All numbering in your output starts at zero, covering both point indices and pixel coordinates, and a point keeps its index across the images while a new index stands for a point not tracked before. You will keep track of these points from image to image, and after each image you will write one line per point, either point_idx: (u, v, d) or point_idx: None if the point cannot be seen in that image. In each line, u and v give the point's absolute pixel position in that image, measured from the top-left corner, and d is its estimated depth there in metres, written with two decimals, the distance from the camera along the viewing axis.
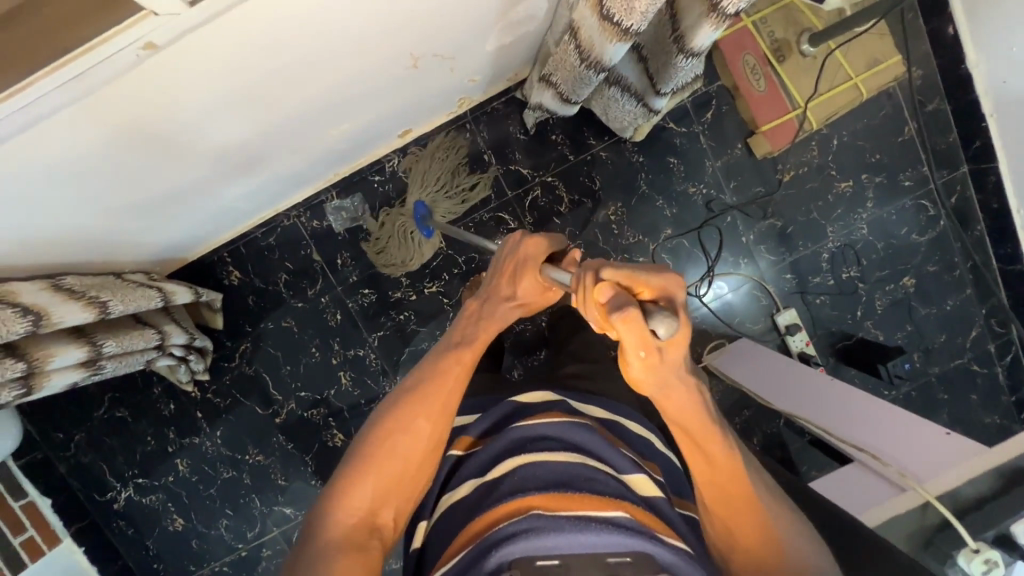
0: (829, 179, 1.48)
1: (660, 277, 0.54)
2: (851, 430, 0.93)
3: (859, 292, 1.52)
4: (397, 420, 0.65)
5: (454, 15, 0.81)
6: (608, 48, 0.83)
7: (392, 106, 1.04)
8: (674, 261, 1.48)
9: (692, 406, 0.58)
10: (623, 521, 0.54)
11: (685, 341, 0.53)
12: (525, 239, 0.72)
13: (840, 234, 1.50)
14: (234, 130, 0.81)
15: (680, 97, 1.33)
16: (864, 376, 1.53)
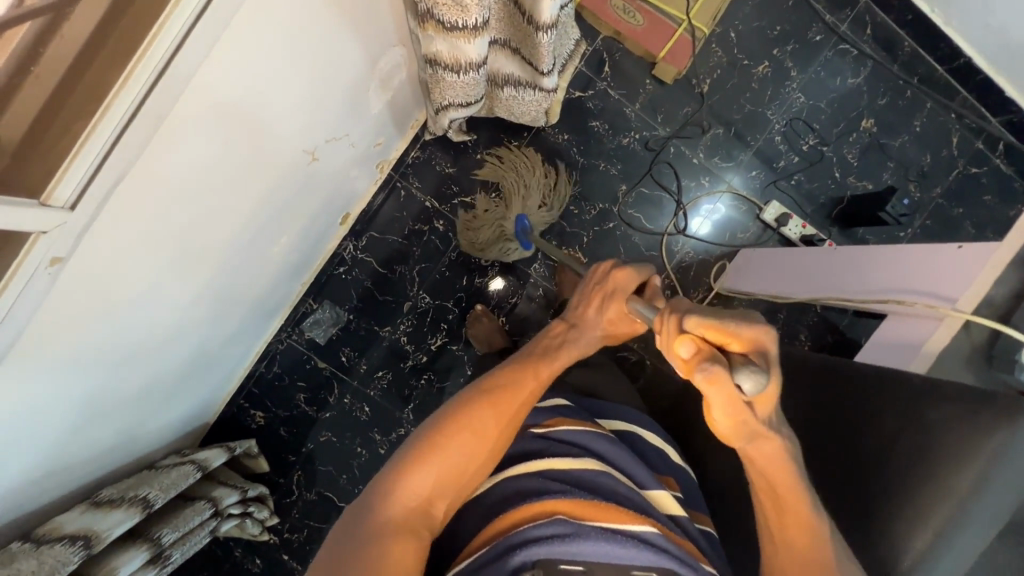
0: (746, 69, 1.47)
1: (753, 331, 0.57)
2: (869, 286, 0.89)
3: (827, 156, 1.50)
4: (475, 417, 0.68)
5: (320, 98, 0.83)
6: (471, 49, 0.82)
7: (317, 201, 1.07)
8: (644, 211, 1.48)
9: (779, 463, 0.63)
10: (653, 538, 0.59)
11: (772, 398, 0.57)
12: (615, 270, 0.79)
13: (782, 113, 1.49)
14: (183, 283, 0.82)
15: (571, 70, 1.37)
16: (873, 229, 1.49)
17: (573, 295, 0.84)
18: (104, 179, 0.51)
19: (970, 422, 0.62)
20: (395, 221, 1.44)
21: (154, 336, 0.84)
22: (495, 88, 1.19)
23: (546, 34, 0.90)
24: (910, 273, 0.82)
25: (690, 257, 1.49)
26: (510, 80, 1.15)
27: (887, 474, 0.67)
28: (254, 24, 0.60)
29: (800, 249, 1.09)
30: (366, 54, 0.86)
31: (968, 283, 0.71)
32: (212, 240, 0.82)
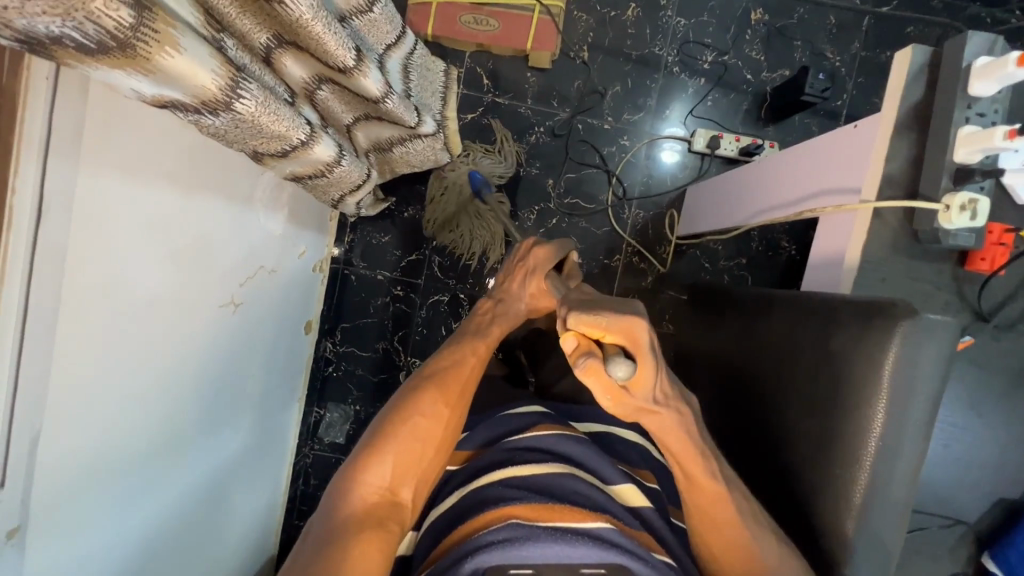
0: (616, 20, 1.44)
1: (624, 323, 0.54)
2: (788, 186, 0.84)
3: (731, 63, 1.46)
4: (420, 403, 0.73)
5: (214, 255, 0.85)
6: (317, 155, 0.82)
7: (266, 329, 1.10)
8: (580, 193, 1.47)
9: (681, 436, 0.64)
10: (603, 532, 0.62)
11: (649, 382, 0.56)
12: (535, 247, 0.84)
13: (669, 43, 1.45)
14: (171, 466, 0.85)
15: (455, 95, 1.35)
16: (806, 112, 1.45)
17: (500, 272, 0.91)
18: (18, 448, 0.55)
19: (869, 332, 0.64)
20: (359, 305, 1.47)
21: (166, 525, 0.88)
22: (383, 150, 1.20)
23: (387, 101, 0.90)
24: (820, 159, 0.78)
25: (642, 217, 1.47)
26: (391, 140, 1.16)
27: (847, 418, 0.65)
28: (102, 228, 0.61)
29: (720, 178, 1.05)
30: (234, 194, 0.88)
31: (865, 170, 0.69)
32: (178, 427, 0.85)
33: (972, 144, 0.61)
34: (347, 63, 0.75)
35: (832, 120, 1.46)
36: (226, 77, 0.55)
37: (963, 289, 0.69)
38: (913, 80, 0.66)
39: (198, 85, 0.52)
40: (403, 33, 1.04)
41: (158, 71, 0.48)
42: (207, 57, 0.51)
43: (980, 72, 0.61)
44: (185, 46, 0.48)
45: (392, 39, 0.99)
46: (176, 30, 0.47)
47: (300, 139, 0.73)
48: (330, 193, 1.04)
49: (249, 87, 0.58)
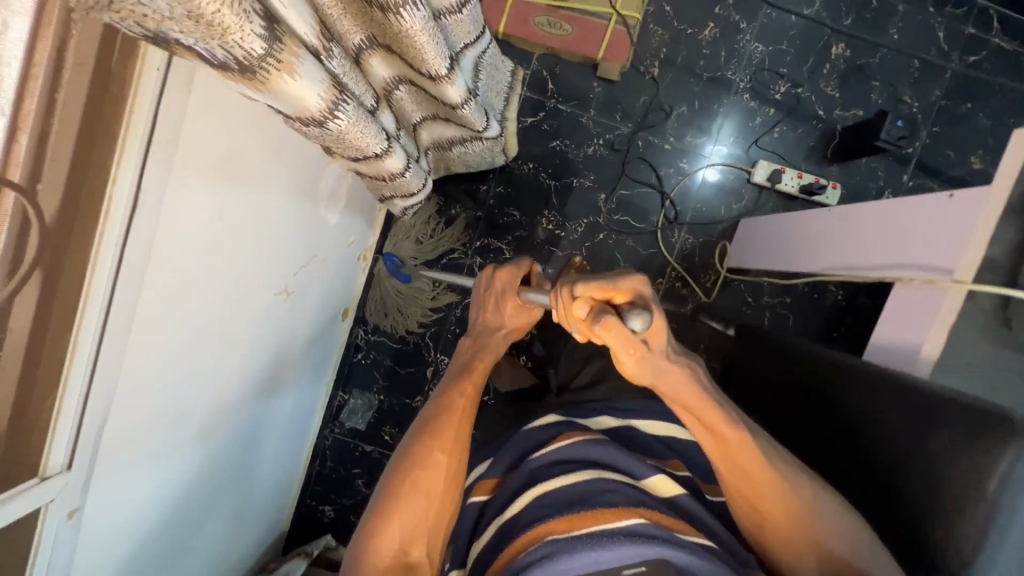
0: (692, 38, 1.40)
1: (630, 280, 0.59)
2: (872, 246, 0.81)
3: (804, 96, 1.41)
4: (421, 454, 0.72)
5: (273, 248, 0.84)
6: (389, 162, 0.80)
7: (311, 312, 1.10)
8: (632, 212, 1.44)
9: (692, 388, 0.67)
10: (642, 529, 0.62)
11: (661, 329, 0.61)
12: (497, 271, 0.81)
13: (743, 69, 1.41)
14: (212, 443, 0.86)
15: (517, 97, 1.33)
16: (875, 156, 1.40)
17: (472, 302, 0.88)
18: (88, 434, 0.56)
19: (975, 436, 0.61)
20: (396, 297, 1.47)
21: (200, 500, 0.89)
22: (442, 149, 1.18)
23: (464, 108, 0.88)
24: (913, 225, 0.75)
25: (690, 243, 1.44)
26: (451, 142, 1.14)
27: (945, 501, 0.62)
28: (183, 223, 0.60)
29: (794, 216, 1.02)
30: (302, 182, 0.87)
31: (961, 251, 0.66)
32: (221, 413, 0.85)
33: None
34: (439, 73, 0.73)
35: (900, 167, 1.42)
36: (329, 98, 0.54)
37: None
38: None
39: (303, 106, 0.52)
40: (480, 36, 1.01)
41: (273, 89, 0.48)
42: (318, 79, 0.51)
43: None
44: (303, 70, 0.48)
45: (473, 41, 0.97)
46: (296, 54, 0.47)
47: (378, 150, 0.73)
48: (385, 193, 1.03)
49: (346, 107, 0.58)
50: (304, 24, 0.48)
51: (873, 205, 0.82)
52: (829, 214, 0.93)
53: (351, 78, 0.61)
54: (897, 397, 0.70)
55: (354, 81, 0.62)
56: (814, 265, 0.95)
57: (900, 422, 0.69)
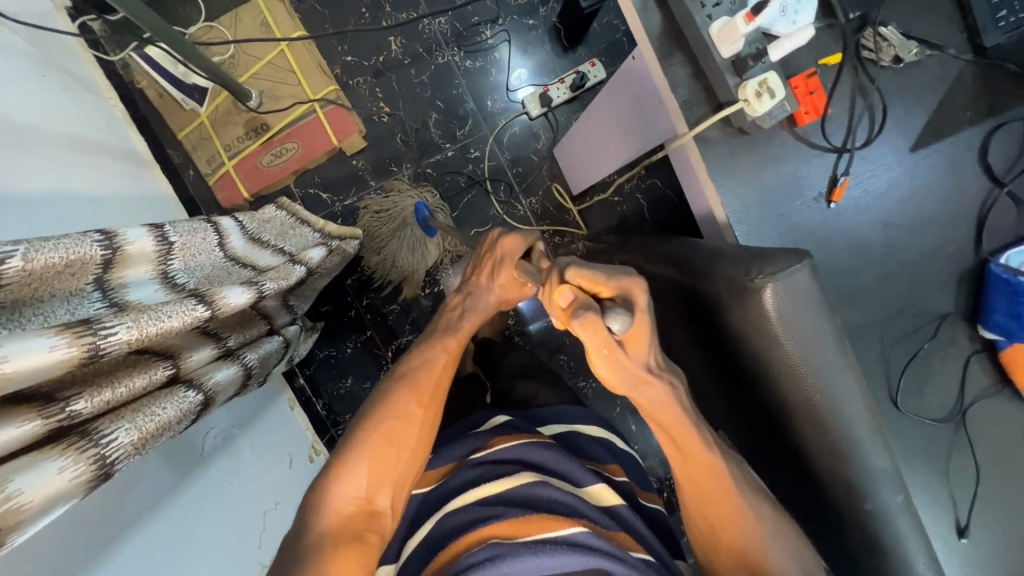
0: (390, 62, 1.41)
1: (623, 279, 0.52)
2: (629, 124, 0.84)
3: (509, 22, 1.43)
4: (392, 406, 0.71)
5: (190, 549, 0.81)
6: (226, 374, 0.87)
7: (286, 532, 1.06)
8: (474, 220, 1.45)
9: (675, 418, 0.59)
10: (581, 538, 0.57)
11: (646, 336, 0.53)
12: (500, 239, 0.82)
13: (447, 45, 1.42)
14: None
15: (308, 217, 1.19)
16: (599, 16, 1.43)
17: (466, 269, 0.90)
18: None
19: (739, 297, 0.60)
20: None
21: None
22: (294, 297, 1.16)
23: (271, 284, 0.90)
24: (639, 101, 0.76)
25: (536, 203, 1.46)
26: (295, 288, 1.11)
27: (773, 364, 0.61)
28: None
29: (578, 121, 1.05)
30: (188, 460, 0.89)
31: (667, 106, 0.69)
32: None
33: (727, 40, 0.61)
34: (201, 315, 0.72)
35: None
36: (84, 460, 0.57)
37: (811, 142, 0.69)
38: (645, 9, 0.65)
39: (67, 494, 0.55)
40: (219, 220, 0.96)
41: (24, 524, 0.51)
42: (47, 474, 0.53)
43: None
44: (15, 482, 0.50)
45: (217, 232, 0.94)
46: (1, 484, 0.49)
47: (196, 404, 0.76)
48: (261, 377, 1.06)
49: (108, 439, 0.61)
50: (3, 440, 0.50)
51: (608, 88, 0.84)
52: (595, 110, 0.95)
53: (115, 389, 0.63)
54: (688, 280, 0.68)
55: (120, 387, 0.63)
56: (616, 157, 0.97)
57: (704, 305, 0.67)
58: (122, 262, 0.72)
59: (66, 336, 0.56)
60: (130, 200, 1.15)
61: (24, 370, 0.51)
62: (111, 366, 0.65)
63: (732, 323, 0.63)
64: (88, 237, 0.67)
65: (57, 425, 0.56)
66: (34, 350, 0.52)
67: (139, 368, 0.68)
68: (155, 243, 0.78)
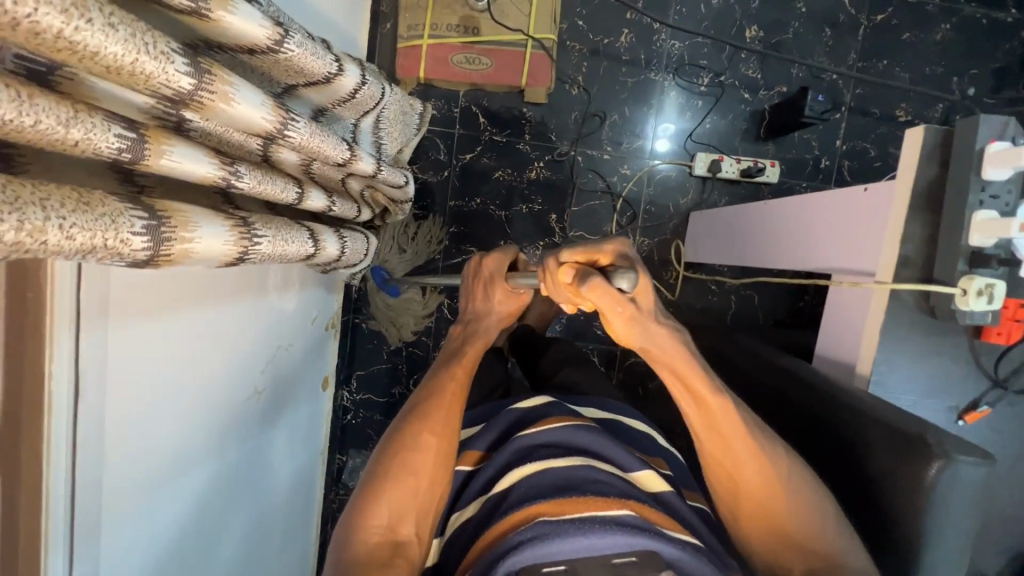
0: (610, 48, 1.42)
1: (611, 243, 0.58)
2: (817, 239, 0.85)
3: (729, 83, 1.44)
4: (407, 439, 0.71)
5: (232, 358, 0.83)
6: (328, 247, 0.83)
7: (286, 382, 1.09)
8: (587, 224, 1.46)
9: (680, 353, 0.62)
10: (627, 519, 0.59)
11: (647, 285, 0.58)
12: (484, 257, 0.84)
13: (665, 67, 1.43)
14: (226, 517, 0.86)
15: (409, 140, 1.26)
16: (806, 129, 1.44)
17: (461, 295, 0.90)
18: None
19: (904, 460, 0.60)
20: (374, 352, 1.49)
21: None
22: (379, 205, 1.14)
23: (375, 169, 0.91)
24: (847, 229, 0.78)
25: (647, 245, 1.47)
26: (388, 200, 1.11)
27: (889, 538, 0.60)
28: (130, 403, 0.60)
29: (750, 205, 1.06)
30: (253, 284, 0.88)
31: (883, 248, 0.69)
32: (212, 552, 0.82)
33: (988, 230, 0.62)
34: (342, 160, 0.76)
35: (833, 134, 1.46)
36: (238, 244, 0.55)
37: (981, 360, 0.70)
38: (926, 160, 0.67)
39: (213, 259, 0.52)
40: (381, 100, 1.00)
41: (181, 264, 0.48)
42: (218, 233, 0.52)
43: (993, 157, 0.62)
44: (199, 231, 0.49)
45: (366, 111, 0.97)
46: (189, 227, 0.48)
47: (309, 253, 0.74)
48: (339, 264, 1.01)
49: (259, 238, 0.59)
50: (197, 169, 0.50)
51: (816, 196, 0.85)
52: (783, 203, 0.96)
53: (270, 184, 0.64)
54: (832, 410, 0.69)
55: (273, 185, 0.65)
56: (774, 256, 0.99)
57: (834, 433, 0.68)
58: (323, 87, 0.74)
59: (270, 108, 0.57)
60: (336, 21, 1.16)
61: (237, 118, 0.53)
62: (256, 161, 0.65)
63: (869, 464, 0.63)
64: (326, 56, 0.68)
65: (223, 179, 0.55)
66: (250, 106, 0.53)
67: (277, 175, 0.68)
68: (349, 91, 0.80)
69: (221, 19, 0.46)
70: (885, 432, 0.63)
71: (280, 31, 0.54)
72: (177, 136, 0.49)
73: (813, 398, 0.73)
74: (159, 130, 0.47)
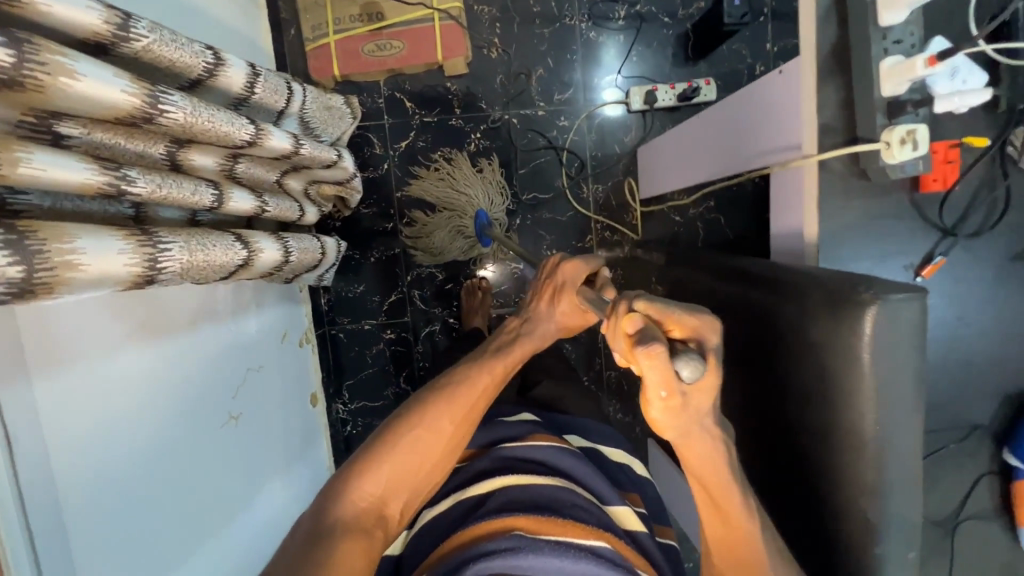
0: (519, 2, 1.39)
1: (696, 319, 0.49)
2: (744, 136, 0.84)
3: (646, 10, 1.41)
4: (424, 418, 0.68)
5: (198, 388, 0.83)
6: (268, 253, 0.80)
7: (269, 413, 1.08)
8: (537, 184, 1.44)
9: (717, 465, 0.54)
10: (603, 550, 0.59)
11: (715, 388, 0.47)
12: (565, 261, 0.77)
13: (578, 9, 1.40)
14: (220, 541, 0.85)
15: (344, 134, 1.26)
16: (733, 39, 1.42)
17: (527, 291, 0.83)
18: None
19: (848, 304, 0.58)
20: (357, 359, 1.48)
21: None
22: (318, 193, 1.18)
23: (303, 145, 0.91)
24: (766, 116, 0.76)
25: (602, 192, 1.46)
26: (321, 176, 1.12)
27: (848, 393, 0.58)
28: (68, 443, 0.59)
29: (692, 120, 1.04)
30: (208, 309, 0.89)
31: (803, 121, 0.68)
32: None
33: (895, 77, 0.60)
34: (247, 138, 0.73)
35: (761, 38, 1.43)
36: (141, 252, 0.52)
37: (924, 211, 0.68)
38: (824, 22, 0.65)
39: (116, 278, 0.49)
40: (294, 86, 0.98)
41: (70, 286, 0.45)
42: (110, 247, 0.48)
43: (886, 2, 0.60)
44: (81, 242, 0.46)
45: (287, 97, 0.95)
46: (68, 234, 0.45)
47: (241, 259, 0.71)
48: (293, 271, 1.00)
49: (167, 245, 0.56)
50: (70, 176, 0.48)
51: (738, 93, 0.83)
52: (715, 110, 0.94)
53: (171, 183, 0.62)
54: (769, 290, 0.69)
55: (179, 190, 0.63)
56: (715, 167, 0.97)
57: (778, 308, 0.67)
58: (210, 83, 0.72)
59: (130, 81, 0.53)
60: (234, 35, 1.14)
61: (89, 97, 0.48)
62: (158, 164, 0.64)
63: (810, 335, 0.62)
64: (194, 44, 0.66)
65: (112, 183, 0.53)
66: (97, 79, 0.49)
67: (188, 179, 0.66)
68: (244, 84, 0.78)
69: (37, 3, 0.44)
70: (823, 296, 0.61)
71: (119, 14, 0.53)
72: (37, 144, 0.46)
73: (758, 290, 0.71)
74: (11, 141, 0.45)
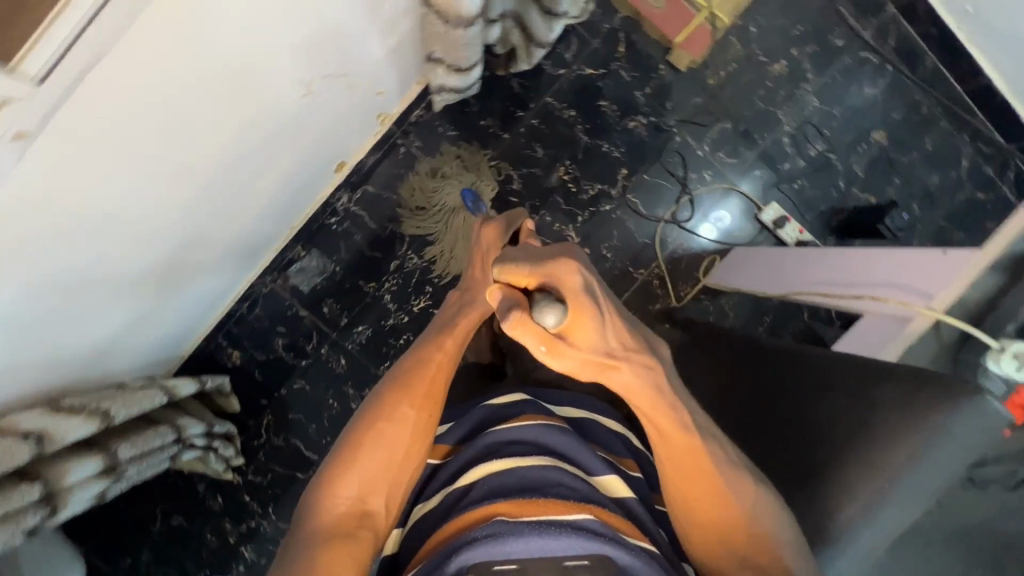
0: (761, 66, 1.46)
1: (544, 266, 0.57)
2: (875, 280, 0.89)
3: (834, 163, 1.49)
4: (382, 410, 0.73)
5: (319, 37, 0.85)
6: None
7: (318, 132, 1.10)
8: (645, 196, 1.46)
9: (650, 395, 0.65)
10: (588, 523, 0.61)
11: (585, 326, 0.57)
12: (484, 228, 0.80)
13: (793, 115, 1.47)
14: (214, 155, 0.87)
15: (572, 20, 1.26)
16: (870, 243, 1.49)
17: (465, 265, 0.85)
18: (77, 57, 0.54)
19: (920, 405, 0.68)
20: (392, 179, 1.44)
21: (132, 283, 0.93)
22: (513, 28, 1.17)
23: None
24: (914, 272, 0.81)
25: (683, 249, 1.48)
26: (528, 16, 1.13)
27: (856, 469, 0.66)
28: None
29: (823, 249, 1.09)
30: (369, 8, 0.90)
31: (947, 284, 0.72)
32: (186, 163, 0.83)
33: None
34: None
35: None
36: None
37: None
38: None
39: None
40: None
41: None
42: None
43: None
44: None
45: None
46: None
47: None
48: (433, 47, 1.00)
49: None
50: None
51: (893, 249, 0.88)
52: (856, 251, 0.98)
53: None
54: (838, 372, 0.77)
55: None
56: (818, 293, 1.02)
57: (844, 387, 0.75)
58: None
59: None
60: None
61: None
62: None
63: (874, 416, 0.71)
64: None
65: None
66: None
67: None
68: None
69: None
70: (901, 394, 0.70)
71: None
72: None
73: (830, 364, 0.79)
74: None
